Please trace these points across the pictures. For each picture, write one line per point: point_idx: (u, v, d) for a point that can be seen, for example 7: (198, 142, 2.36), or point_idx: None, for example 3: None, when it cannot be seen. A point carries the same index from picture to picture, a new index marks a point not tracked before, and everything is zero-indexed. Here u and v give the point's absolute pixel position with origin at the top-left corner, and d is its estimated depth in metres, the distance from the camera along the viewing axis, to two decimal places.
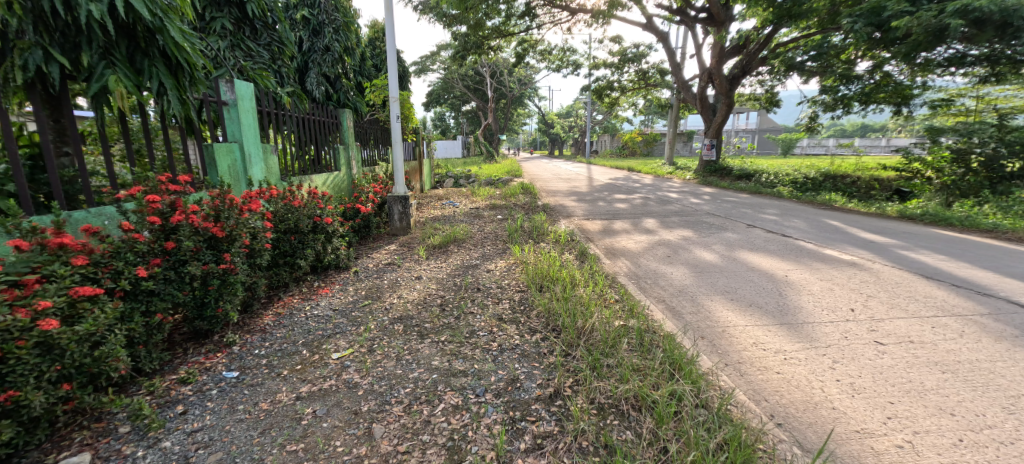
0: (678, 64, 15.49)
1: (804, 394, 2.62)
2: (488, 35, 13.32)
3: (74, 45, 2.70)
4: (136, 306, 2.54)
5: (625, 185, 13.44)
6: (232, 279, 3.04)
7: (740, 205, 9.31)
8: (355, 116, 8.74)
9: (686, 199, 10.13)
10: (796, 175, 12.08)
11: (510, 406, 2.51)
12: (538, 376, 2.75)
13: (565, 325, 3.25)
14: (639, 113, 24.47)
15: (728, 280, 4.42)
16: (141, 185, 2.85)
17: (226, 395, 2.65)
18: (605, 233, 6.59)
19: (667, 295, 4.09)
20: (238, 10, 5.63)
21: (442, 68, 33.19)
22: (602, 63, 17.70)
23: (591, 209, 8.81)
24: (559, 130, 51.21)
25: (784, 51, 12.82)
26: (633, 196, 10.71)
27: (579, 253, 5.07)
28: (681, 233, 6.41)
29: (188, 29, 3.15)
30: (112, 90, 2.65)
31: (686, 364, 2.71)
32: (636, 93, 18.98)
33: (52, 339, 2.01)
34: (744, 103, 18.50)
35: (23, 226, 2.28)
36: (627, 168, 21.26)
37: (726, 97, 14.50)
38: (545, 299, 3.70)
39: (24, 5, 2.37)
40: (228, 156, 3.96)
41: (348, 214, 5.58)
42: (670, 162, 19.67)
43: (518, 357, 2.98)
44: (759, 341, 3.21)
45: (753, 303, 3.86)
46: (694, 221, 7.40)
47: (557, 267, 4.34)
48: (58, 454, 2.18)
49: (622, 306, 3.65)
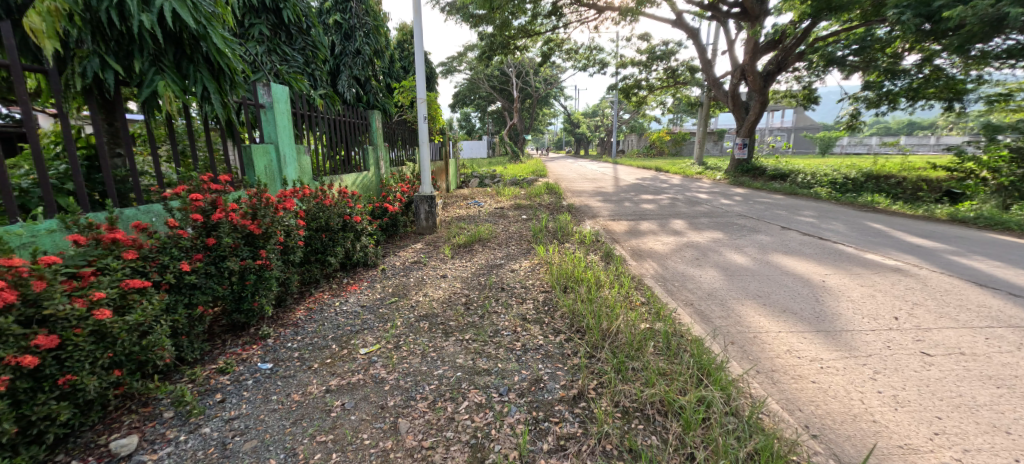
0: (709, 62, 15.19)
1: (843, 405, 2.57)
2: (514, 35, 13.35)
3: (127, 53, 2.85)
4: (180, 298, 2.70)
5: (653, 186, 13.23)
6: (267, 275, 3.19)
7: (774, 207, 9.07)
8: (384, 117, 8.94)
9: (716, 201, 9.91)
10: (835, 175, 11.65)
11: (533, 406, 2.55)
12: (562, 377, 2.78)
13: (590, 327, 3.26)
14: (668, 111, 24.05)
15: (760, 284, 4.35)
16: (186, 184, 3.01)
17: (261, 386, 2.78)
18: (631, 235, 6.53)
19: (695, 298, 4.06)
20: (274, 16, 5.83)
21: (468, 68, 33.42)
22: (629, 61, 17.47)
23: (617, 210, 8.73)
24: (585, 129, 50.81)
25: (824, 45, 12.48)
26: (660, 198, 10.53)
27: (605, 255, 5.05)
28: (711, 236, 6.32)
29: (229, 36, 3.29)
30: (161, 94, 2.80)
31: (715, 370, 2.70)
32: (665, 91, 18.67)
33: (104, 328, 2.12)
34: (780, 100, 17.98)
35: (80, 222, 2.41)
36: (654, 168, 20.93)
37: (760, 94, 14.12)
38: (570, 300, 3.73)
39: (84, 16, 2.54)
40: (264, 156, 4.11)
41: (376, 213, 5.72)
42: (699, 161, 19.29)
43: (542, 358, 3.01)
44: (794, 349, 3.15)
45: (787, 309, 3.77)
46: (725, 222, 7.27)
47: (581, 268, 4.34)
48: (109, 435, 2.33)
49: (648, 309, 3.63)
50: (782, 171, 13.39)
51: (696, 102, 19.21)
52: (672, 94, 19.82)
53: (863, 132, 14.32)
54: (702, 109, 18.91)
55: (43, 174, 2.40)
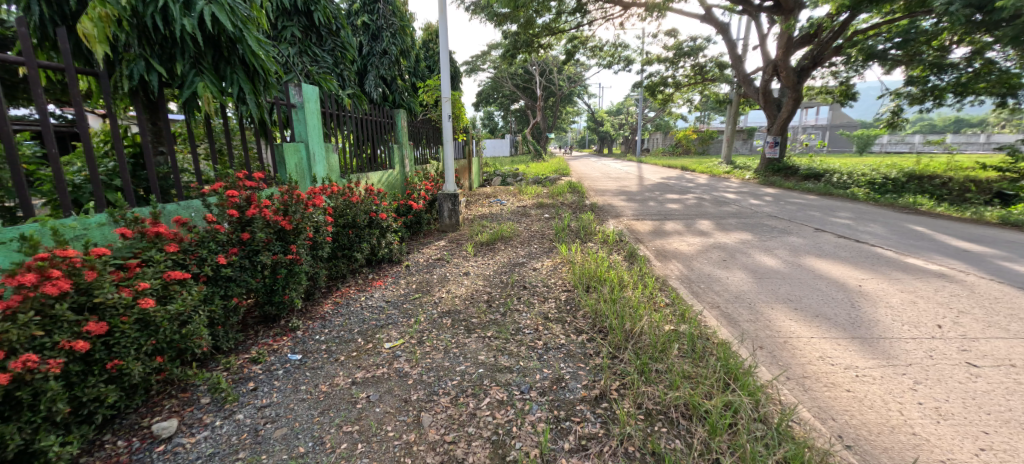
0: (739, 58, 14.86)
1: (879, 415, 2.51)
2: (538, 33, 13.30)
3: (170, 56, 3.00)
4: (216, 289, 2.83)
5: (678, 185, 13.05)
6: (297, 269, 3.31)
7: (808, 208, 8.84)
8: (409, 116, 9.08)
9: (745, 201, 9.71)
10: (874, 174, 11.24)
11: (555, 405, 2.58)
12: (583, 377, 2.80)
13: (613, 327, 3.27)
14: (694, 109, 23.63)
15: (791, 287, 4.27)
16: (223, 181, 3.14)
17: (291, 376, 2.89)
18: (656, 235, 6.49)
19: (722, 300, 4.01)
20: (306, 19, 6.02)
21: (491, 67, 33.48)
22: (655, 58, 17.23)
23: (641, 209, 8.65)
24: (609, 128, 50.30)
25: (863, 39, 12.01)
26: (686, 197, 10.39)
27: (628, 255, 5.03)
28: (739, 237, 6.21)
29: (263, 38, 3.42)
30: (201, 95, 2.93)
31: (743, 375, 2.67)
32: (692, 88, 18.34)
33: (149, 317, 2.22)
34: (815, 97, 17.45)
35: (127, 217, 2.56)
36: (680, 167, 20.62)
37: (794, 91, 13.76)
38: (592, 300, 3.73)
39: (132, 22, 2.68)
40: (295, 154, 4.25)
41: (401, 210, 5.86)
42: (726, 160, 18.92)
43: (564, 357, 3.04)
44: (827, 356, 3.09)
45: (820, 314, 3.70)
46: (754, 223, 7.14)
47: (604, 268, 4.33)
48: (151, 418, 2.47)
49: (673, 311, 3.61)
50: (816, 170, 13.00)
51: (725, 99, 18.81)
52: (699, 91, 19.46)
53: (905, 129, 13.86)
54: (731, 107, 18.52)
55: (94, 171, 2.55)
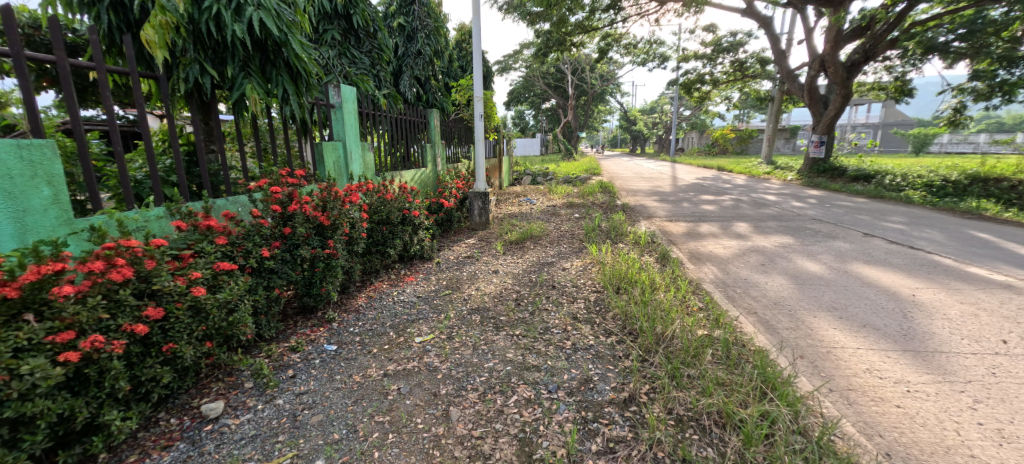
0: (783, 53, 14.38)
1: (933, 435, 2.41)
2: (571, 31, 13.21)
3: (222, 60, 3.18)
4: (261, 281, 2.99)
5: (714, 186, 12.76)
6: (334, 263, 3.46)
7: (856, 211, 8.51)
8: (441, 115, 9.22)
9: (785, 204, 9.41)
10: (931, 176, 10.62)
11: (582, 406, 2.60)
12: (612, 379, 2.82)
13: (643, 330, 3.27)
14: (732, 107, 22.99)
15: (835, 295, 4.14)
16: (267, 178, 3.32)
17: (327, 365, 3.02)
18: (690, 237, 6.39)
19: (759, 306, 3.94)
20: (345, 22, 6.25)
21: (523, 66, 33.47)
22: (692, 54, 16.85)
23: (675, 210, 8.52)
24: (642, 126, 49.50)
25: (922, 31, 11.23)
26: (722, 199, 10.15)
27: (660, 256, 4.99)
28: (779, 241, 6.04)
29: (306, 42, 3.58)
30: (249, 96, 3.10)
31: (781, 384, 2.62)
32: (730, 86, 17.84)
33: (200, 304, 2.37)
34: (866, 93, 16.68)
35: (182, 211, 2.73)
36: (717, 168, 20.12)
37: (843, 87, 13.13)
38: (622, 302, 3.72)
39: (188, 28, 2.86)
40: (333, 153, 4.41)
41: (433, 208, 6.03)
42: (766, 160, 18.34)
43: (593, 358, 3.06)
44: (874, 368, 2.99)
45: (868, 324, 3.57)
46: (796, 227, 6.93)
47: (635, 269, 4.31)
48: (201, 399, 2.64)
49: (707, 315, 3.57)
50: (867, 171, 12.40)
51: (766, 97, 18.22)
52: (738, 89, 18.92)
53: (967, 128, 13.10)
54: (773, 104, 17.95)
55: (153, 168, 2.73)
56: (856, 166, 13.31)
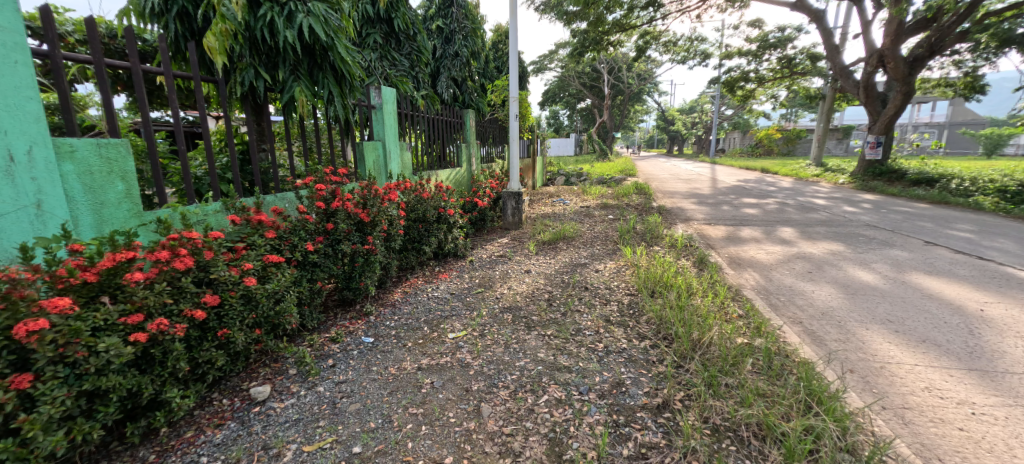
0: (836, 48, 13.74)
1: (1001, 461, 2.25)
2: (609, 30, 13.01)
3: (274, 64, 3.37)
4: (305, 273, 3.15)
5: (757, 189, 12.36)
6: (372, 258, 3.59)
7: (916, 217, 8.06)
8: (476, 115, 9.35)
9: (836, 208, 9.02)
10: (1006, 180, 9.49)
11: (614, 409, 2.62)
12: (645, 384, 2.82)
13: (679, 335, 3.23)
14: (779, 105, 22.12)
15: (890, 307, 3.95)
16: (312, 176, 3.50)
17: (364, 356, 3.15)
18: (730, 241, 6.25)
19: (805, 316, 3.81)
20: (387, 25, 6.40)
21: (559, 66, 33.30)
22: (736, 51, 16.35)
23: (714, 214, 8.33)
24: (681, 126, 48.35)
25: (998, 22, 10.85)
26: (766, 202, 9.83)
27: (698, 260, 4.92)
28: (829, 248, 5.81)
29: (350, 45, 3.73)
30: (298, 98, 3.27)
31: (828, 399, 2.52)
32: (777, 84, 17.16)
33: (251, 293, 2.53)
34: (931, 89, 15.69)
35: (236, 206, 2.92)
36: (761, 169, 19.45)
37: (905, 84, 12.16)
38: (657, 306, 3.69)
39: (244, 35, 3.05)
40: (373, 152, 4.57)
41: (467, 207, 6.13)
42: (816, 162, 17.57)
43: (625, 362, 3.07)
44: (933, 387, 2.83)
45: (929, 340, 3.39)
46: (848, 233, 6.65)
47: (671, 273, 4.26)
48: (249, 382, 2.81)
49: (747, 324, 3.49)
50: (930, 175, 11.44)
51: (817, 96, 17.46)
52: (786, 87, 18.22)
53: None
54: (825, 103, 17.20)
55: (212, 165, 2.93)
56: (917, 168, 12.55)
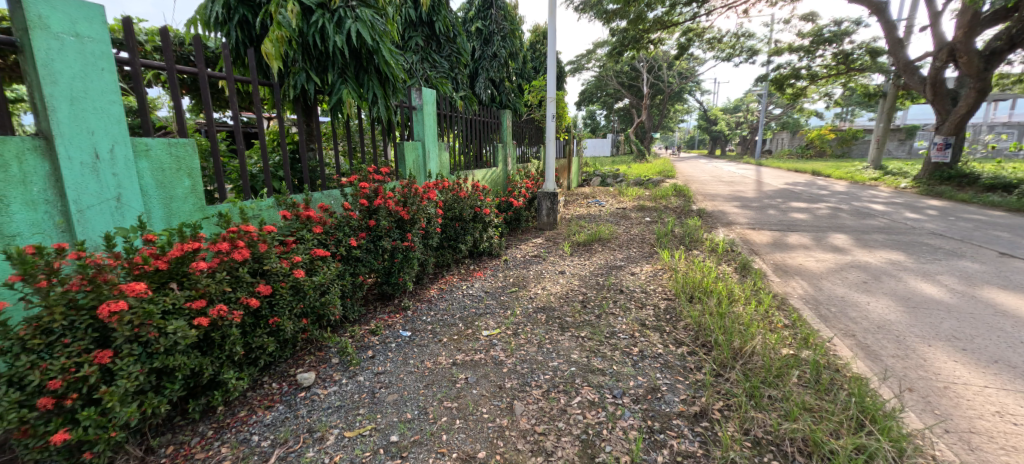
0: (899, 43, 12.93)
1: None
2: (649, 28, 12.85)
3: (324, 68, 3.55)
4: (349, 267, 3.30)
5: (806, 193, 11.86)
6: (411, 255, 3.72)
7: (988, 226, 7.51)
8: (513, 115, 9.43)
9: (897, 215, 8.51)
10: None
11: (648, 415, 2.61)
12: (681, 391, 2.80)
13: (719, 343, 3.18)
14: (832, 103, 21.04)
15: (956, 322, 3.68)
16: (357, 174, 3.65)
17: (402, 349, 3.27)
18: (776, 247, 6.05)
19: (858, 328, 3.61)
20: (428, 29, 6.59)
21: (596, 66, 32.97)
22: (786, 48, 15.72)
23: (759, 218, 8.07)
24: (724, 127, 46.84)
25: None
26: (817, 207, 9.42)
27: (740, 266, 4.80)
28: (888, 257, 5.51)
29: (394, 49, 3.88)
30: (345, 100, 3.43)
31: (883, 418, 2.42)
32: (832, 81, 16.28)
33: (300, 284, 2.68)
34: (1010, 85, 14.54)
35: (287, 202, 3.09)
36: (810, 172, 18.61)
37: (979, 80, 11.30)
38: (695, 312, 3.64)
39: (297, 41, 3.24)
40: (413, 152, 4.71)
41: (502, 207, 6.21)
42: (873, 165, 16.65)
43: (661, 367, 3.05)
44: (1004, 412, 2.61)
45: (1002, 360, 3.13)
46: (908, 241, 6.30)
47: (711, 278, 4.19)
48: (296, 368, 2.98)
49: (794, 334, 3.38)
50: (1008, 180, 10.70)
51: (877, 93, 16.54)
52: (842, 84, 17.34)
53: None
54: (886, 101, 16.31)
55: (266, 163, 3.11)
56: (992, 172, 11.67)
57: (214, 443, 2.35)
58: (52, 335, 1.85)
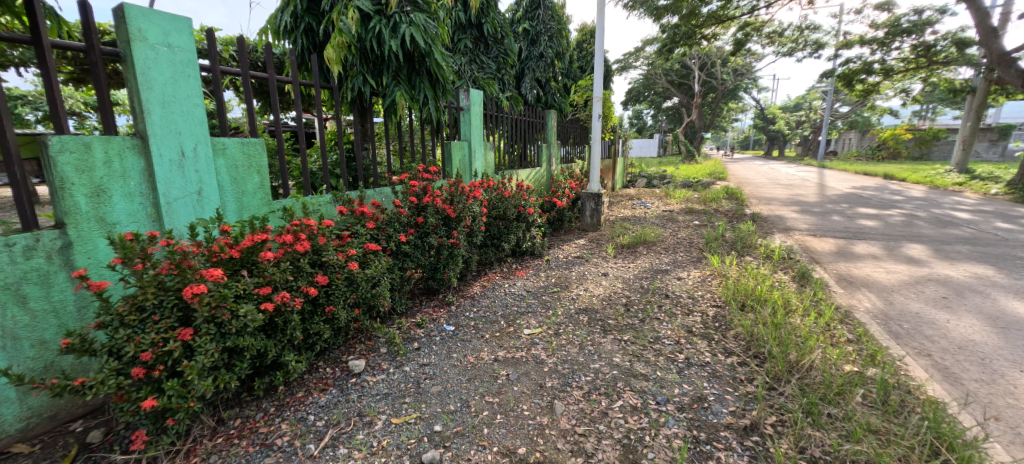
0: (991, 32, 11.38)
1: None
2: (703, 23, 12.45)
3: (379, 72, 3.73)
4: (398, 262, 3.46)
5: (876, 198, 11.12)
6: (456, 252, 3.83)
7: None
8: (558, 115, 9.44)
9: (985, 225, 7.79)
10: None
11: (694, 425, 2.59)
12: (730, 403, 2.74)
13: (773, 355, 3.08)
14: (910, 99, 19.43)
15: None
16: (407, 173, 3.80)
17: (445, 343, 3.39)
18: (842, 256, 5.73)
19: (934, 347, 3.39)
20: (476, 31, 6.73)
21: (645, 64, 32.30)
22: (857, 41, 14.76)
23: (820, 224, 7.67)
24: (784, 126, 44.53)
25: None
26: (890, 213, 8.80)
27: (798, 275, 4.60)
28: (973, 271, 5.08)
29: (445, 52, 4.02)
30: (398, 102, 3.59)
31: (962, 446, 2.27)
32: (910, 75, 15.03)
33: (353, 276, 2.84)
34: None
35: (343, 199, 3.28)
36: (881, 175, 17.35)
37: None
38: (746, 321, 3.55)
39: (356, 45, 3.43)
40: (460, 151, 4.84)
41: (545, 207, 6.25)
42: (959, 168, 15.31)
43: (708, 376, 3.00)
44: None
45: None
46: (998, 254, 5.79)
47: (765, 286, 4.05)
48: (348, 355, 3.16)
49: (858, 350, 3.22)
50: None
51: (964, 90, 15.19)
52: (922, 79, 16.05)
53: None
54: (977, 98, 14.95)
55: (325, 161, 3.31)
56: None
57: (275, 419, 2.54)
58: (144, 313, 2.07)
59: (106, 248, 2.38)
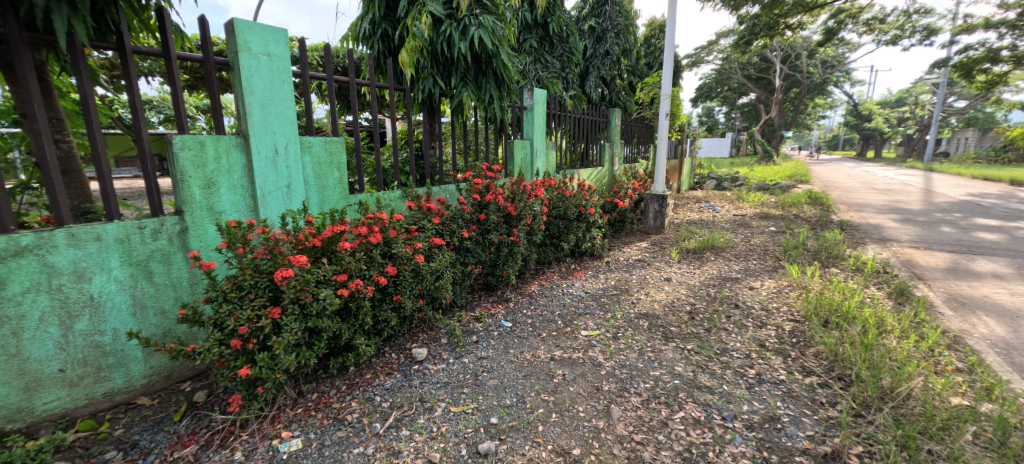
0: None
1: None
2: (787, 12, 11.60)
3: (449, 73, 3.90)
4: (460, 256, 3.61)
5: (995, 207, 9.87)
6: (515, 250, 3.92)
7: None
8: (624, 114, 9.30)
9: None
10: None
11: (765, 445, 2.49)
12: (807, 426, 2.61)
13: (861, 379, 2.88)
14: None
15: None
16: (471, 172, 3.95)
17: (503, 338, 3.50)
18: (955, 274, 5.18)
19: None
20: (542, 30, 6.79)
21: (717, 59, 30.81)
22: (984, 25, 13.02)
23: (925, 236, 6.95)
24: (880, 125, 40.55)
25: None
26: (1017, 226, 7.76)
27: (896, 292, 4.24)
28: None
29: (511, 53, 4.11)
30: (465, 102, 3.74)
31: None
32: None
33: (419, 268, 3.01)
34: None
35: (412, 195, 3.48)
36: (1005, 181, 15.26)
37: None
38: (829, 339, 3.35)
39: (428, 48, 3.62)
40: (522, 151, 4.93)
41: (607, 208, 6.20)
42: None
43: (782, 396, 2.87)
44: None
45: None
46: None
47: (852, 301, 3.78)
48: (412, 343, 3.35)
49: (968, 381, 2.92)
50: None
51: None
52: None
53: None
54: None
55: (397, 158, 3.52)
56: None
57: (347, 397, 2.77)
58: (243, 291, 2.35)
59: (213, 233, 2.71)
